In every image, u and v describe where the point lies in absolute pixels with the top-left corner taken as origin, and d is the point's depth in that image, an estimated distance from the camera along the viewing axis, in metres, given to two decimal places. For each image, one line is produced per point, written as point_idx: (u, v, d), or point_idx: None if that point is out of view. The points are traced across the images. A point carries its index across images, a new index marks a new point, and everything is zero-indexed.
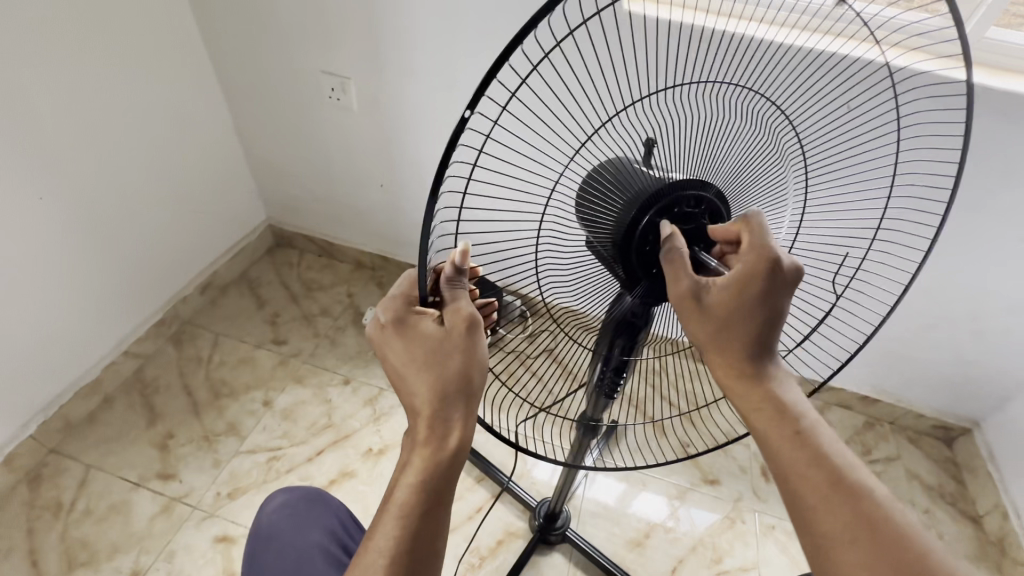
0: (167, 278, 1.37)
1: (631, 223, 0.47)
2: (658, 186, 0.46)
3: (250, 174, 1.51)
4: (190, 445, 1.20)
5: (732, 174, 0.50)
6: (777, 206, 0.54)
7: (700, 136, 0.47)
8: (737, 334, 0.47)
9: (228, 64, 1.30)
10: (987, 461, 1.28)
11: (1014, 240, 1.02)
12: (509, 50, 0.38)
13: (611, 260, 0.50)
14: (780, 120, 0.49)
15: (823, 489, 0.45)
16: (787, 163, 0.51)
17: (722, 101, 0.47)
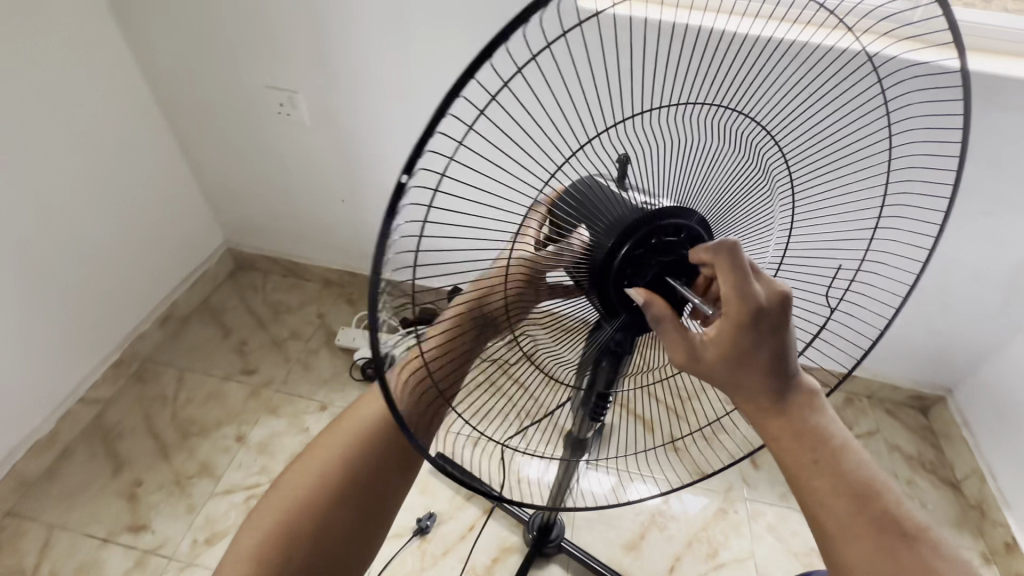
0: (121, 315, 1.29)
1: (608, 256, 0.45)
2: (635, 217, 0.45)
3: (202, 197, 1.43)
4: (160, 492, 1.14)
5: (716, 197, 0.50)
6: (763, 226, 0.54)
7: (682, 161, 0.46)
8: (752, 381, 0.43)
9: (166, 84, 1.22)
10: (962, 426, 1.31)
11: (975, 213, 1.04)
12: (451, 96, 0.33)
13: (585, 290, 0.49)
14: (764, 138, 0.49)
15: (848, 515, 0.43)
16: (771, 182, 0.51)
17: (703, 125, 0.46)
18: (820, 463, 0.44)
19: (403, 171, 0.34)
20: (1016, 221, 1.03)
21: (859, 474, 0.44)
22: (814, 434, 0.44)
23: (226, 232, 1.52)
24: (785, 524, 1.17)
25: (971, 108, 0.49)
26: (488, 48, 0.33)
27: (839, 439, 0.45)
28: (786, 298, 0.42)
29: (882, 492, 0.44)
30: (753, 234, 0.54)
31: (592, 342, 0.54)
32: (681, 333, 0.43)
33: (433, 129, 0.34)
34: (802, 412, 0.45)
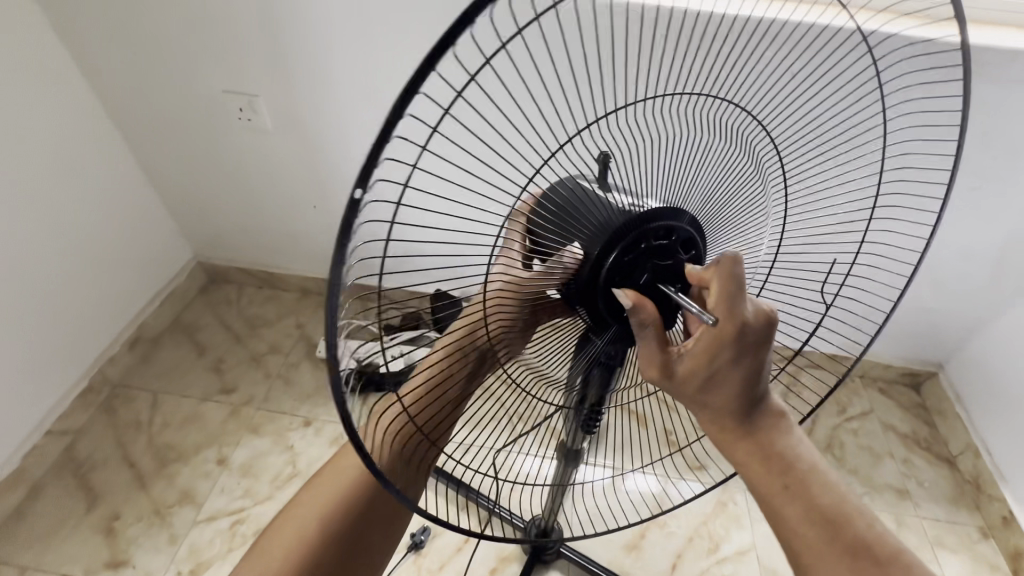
0: (86, 341, 1.23)
1: (595, 266, 0.41)
2: (624, 222, 0.41)
3: (165, 211, 1.36)
4: (140, 524, 1.09)
5: (707, 196, 0.46)
6: (756, 224, 0.51)
7: (673, 156, 0.42)
8: (722, 398, 0.40)
9: (115, 94, 1.15)
10: (954, 402, 1.31)
11: (963, 189, 1.01)
12: (405, 99, 0.29)
13: (569, 305, 0.44)
14: (757, 131, 0.45)
15: (824, 550, 0.39)
16: (764, 178, 0.48)
17: (693, 117, 0.42)
18: (792, 490, 0.40)
19: (356, 186, 0.31)
20: (1004, 195, 1.01)
21: (835, 504, 0.40)
22: (784, 459, 0.41)
23: (194, 245, 1.46)
24: None
25: (970, 87, 0.49)
26: (441, 43, 0.29)
27: (812, 464, 0.42)
28: (772, 318, 0.40)
29: (862, 523, 0.40)
30: (743, 232, 0.51)
31: (581, 352, 0.50)
32: (655, 340, 0.40)
33: (386, 138, 0.30)
34: (776, 437, 0.42)
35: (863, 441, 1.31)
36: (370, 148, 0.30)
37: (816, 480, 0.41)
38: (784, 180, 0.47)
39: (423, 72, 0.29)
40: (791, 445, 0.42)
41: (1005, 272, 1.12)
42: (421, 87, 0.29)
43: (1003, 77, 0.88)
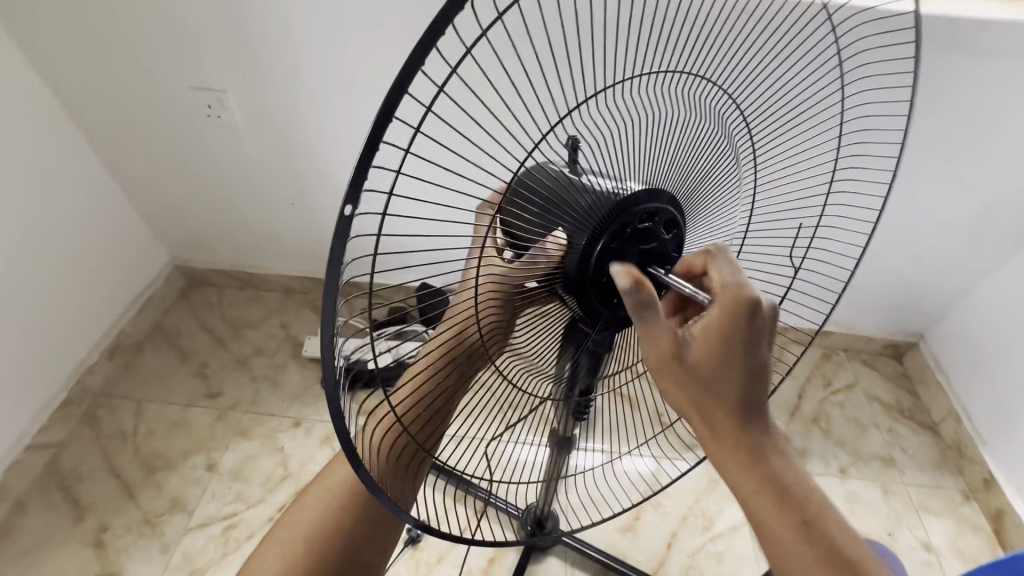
0: (62, 352, 1.19)
1: (585, 257, 0.41)
2: (611, 208, 0.40)
3: (138, 214, 1.33)
4: (130, 535, 1.07)
5: (686, 174, 0.45)
6: (731, 202, 0.51)
7: (654, 135, 0.41)
8: (731, 386, 0.39)
9: (77, 95, 1.11)
10: (936, 371, 1.34)
11: (939, 161, 1.02)
12: (387, 105, 0.28)
13: (558, 297, 0.45)
14: (727, 103, 0.45)
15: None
16: (737, 152, 0.47)
17: (671, 94, 0.41)
18: (804, 527, 0.39)
19: (345, 204, 0.29)
20: (979, 165, 1.02)
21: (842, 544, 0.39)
22: (796, 484, 0.40)
23: (170, 248, 1.42)
24: None
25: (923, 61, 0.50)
26: (427, 37, 0.27)
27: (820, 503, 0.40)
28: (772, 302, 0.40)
29: (871, 572, 0.38)
30: (719, 209, 0.51)
31: (571, 335, 0.49)
32: (668, 330, 0.39)
33: (372, 151, 0.29)
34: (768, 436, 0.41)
35: (849, 413, 1.33)
36: (357, 161, 0.29)
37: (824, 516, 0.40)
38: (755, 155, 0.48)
39: (404, 75, 0.27)
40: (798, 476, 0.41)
41: (981, 242, 1.14)
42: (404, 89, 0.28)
43: (976, 47, 0.88)
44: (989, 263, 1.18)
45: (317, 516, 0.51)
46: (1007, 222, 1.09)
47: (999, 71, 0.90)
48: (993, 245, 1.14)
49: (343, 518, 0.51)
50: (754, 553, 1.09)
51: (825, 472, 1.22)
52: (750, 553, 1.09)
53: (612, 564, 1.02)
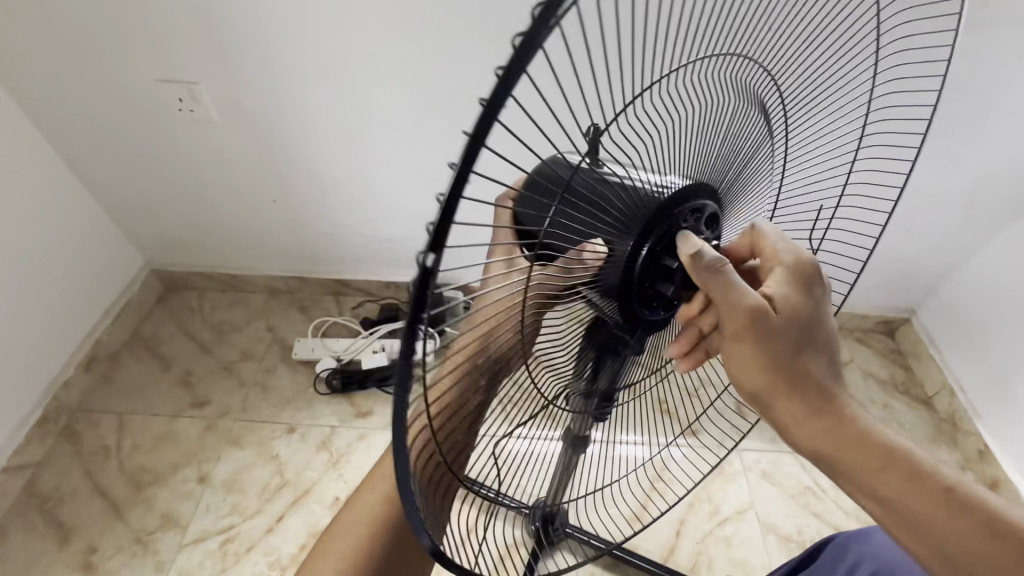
0: (35, 367, 1.12)
1: (628, 262, 0.40)
2: (654, 210, 0.39)
3: (108, 217, 1.25)
4: (121, 555, 1.02)
5: (725, 161, 0.44)
6: (761, 184, 0.50)
7: (699, 126, 0.39)
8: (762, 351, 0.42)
9: (33, 91, 1.02)
10: (927, 345, 1.35)
11: (936, 137, 1.02)
12: (476, 142, 0.24)
13: (592, 301, 0.43)
14: (767, 84, 0.43)
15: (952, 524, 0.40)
16: (771, 135, 0.46)
17: (722, 80, 0.39)
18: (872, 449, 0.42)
19: (427, 253, 0.25)
20: (973, 140, 1.02)
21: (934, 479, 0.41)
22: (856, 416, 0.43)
23: (145, 252, 1.35)
24: (778, 469, 1.19)
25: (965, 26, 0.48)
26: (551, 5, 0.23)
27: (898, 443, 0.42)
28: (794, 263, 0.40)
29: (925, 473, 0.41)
30: (750, 193, 0.50)
31: (593, 338, 0.47)
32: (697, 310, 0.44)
33: (466, 171, 0.25)
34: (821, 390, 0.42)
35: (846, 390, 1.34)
36: (443, 204, 0.24)
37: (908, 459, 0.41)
38: (790, 136, 0.47)
39: (493, 106, 0.24)
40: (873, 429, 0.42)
41: (973, 216, 1.14)
42: (495, 121, 0.24)
43: (975, 19, 0.87)
44: (980, 237, 1.18)
45: (356, 529, 0.50)
46: (999, 195, 1.10)
47: (998, 43, 0.89)
48: (984, 219, 1.15)
49: (384, 526, 0.50)
50: (761, 535, 1.10)
51: None
52: (757, 535, 1.09)
53: (626, 558, 1.02)
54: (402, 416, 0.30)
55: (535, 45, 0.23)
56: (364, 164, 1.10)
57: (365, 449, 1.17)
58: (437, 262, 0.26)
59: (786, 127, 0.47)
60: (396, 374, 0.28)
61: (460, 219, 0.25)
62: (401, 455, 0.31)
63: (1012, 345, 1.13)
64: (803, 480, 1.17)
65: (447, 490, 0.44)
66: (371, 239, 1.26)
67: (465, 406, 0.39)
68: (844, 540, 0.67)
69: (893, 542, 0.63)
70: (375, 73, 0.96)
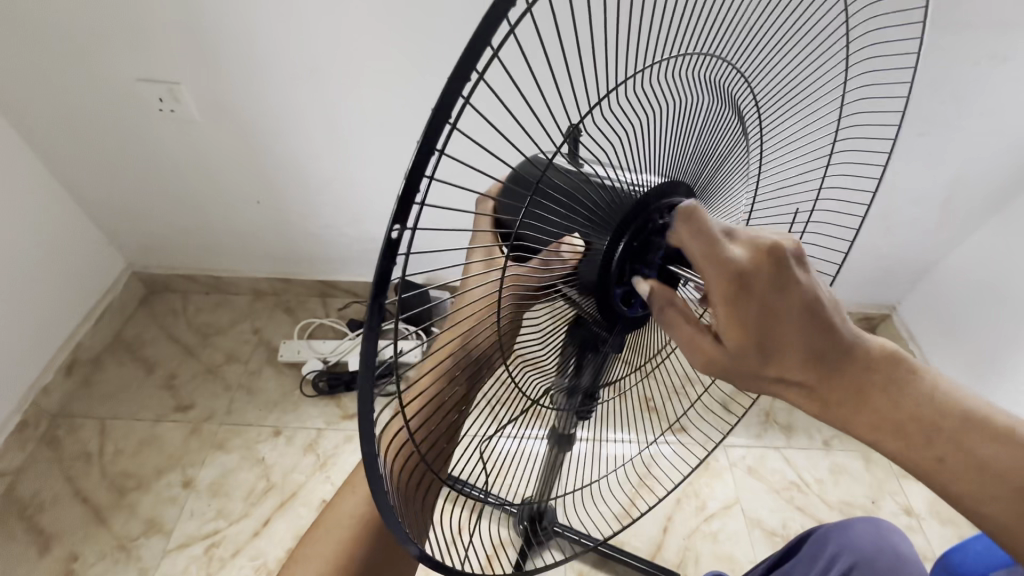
0: (14, 371, 1.10)
1: (605, 257, 0.41)
2: (632, 207, 0.39)
3: (88, 219, 1.23)
4: (103, 562, 1.01)
5: (701, 160, 0.45)
6: (736, 184, 0.51)
7: (673, 123, 0.40)
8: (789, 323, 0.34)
9: (8, 91, 1.00)
10: (907, 340, 1.37)
11: (912, 136, 1.04)
12: (440, 116, 0.24)
13: (569, 296, 0.44)
14: (741, 85, 0.44)
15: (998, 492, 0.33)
16: (745, 134, 0.47)
17: (695, 79, 0.40)
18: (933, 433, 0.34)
19: (393, 223, 0.25)
20: (948, 139, 1.04)
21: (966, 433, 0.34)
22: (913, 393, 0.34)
23: (126, 254, 1.33)
24: (763, 464, 1.20)
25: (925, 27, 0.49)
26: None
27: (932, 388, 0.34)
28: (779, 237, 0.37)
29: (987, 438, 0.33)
30: (727, 191, 0.51)
31: (576, 333, 0.47)
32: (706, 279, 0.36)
33: (425, 160, 0.25)
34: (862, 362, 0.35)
35: None
36: (407, 174, 0.24)
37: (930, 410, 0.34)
38: (762, 135, 0.48)
39: (457, 81, 0.24)
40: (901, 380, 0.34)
41: (950, 213, 1.17)
42: (460, 96, 0.24)
43: (949, 20, 0.88)
44: (957, 234, 1.21)
45: (334, 541, 0.49)
46: (974, 192, 1.12)
47: (970, 43, 0.91)
48: (961, 214, 1.17)
49: (364, 534, 0.49)
50: (747, 530, 1.11)
51: (809, 446, 1.23)
52: (743, 531, 1.11)
53: (614, 556, 1.03)
54: (372, 408, 0.29)
55: (488, 41, 0.23)
56: (348, 163, 1.10)
57: (352, 451, 1.16)
58: (392, 254, 0.26)
59: (760, 126, 0.48)
60: (361, 367, 0.28)
61: (419, 208, 0.25)
62: (371, 451, 0.31)
63: (990, 339, 1.15)
64: (788, 475, 1.19)
65: (428, 491, 0.43)
66: (358, 239, 1.26)
67: (445, 402, 0.39)
68: (826, 532, 0.68)
69: (871, 533, 0.64)
70: (358, 72, 0.95)
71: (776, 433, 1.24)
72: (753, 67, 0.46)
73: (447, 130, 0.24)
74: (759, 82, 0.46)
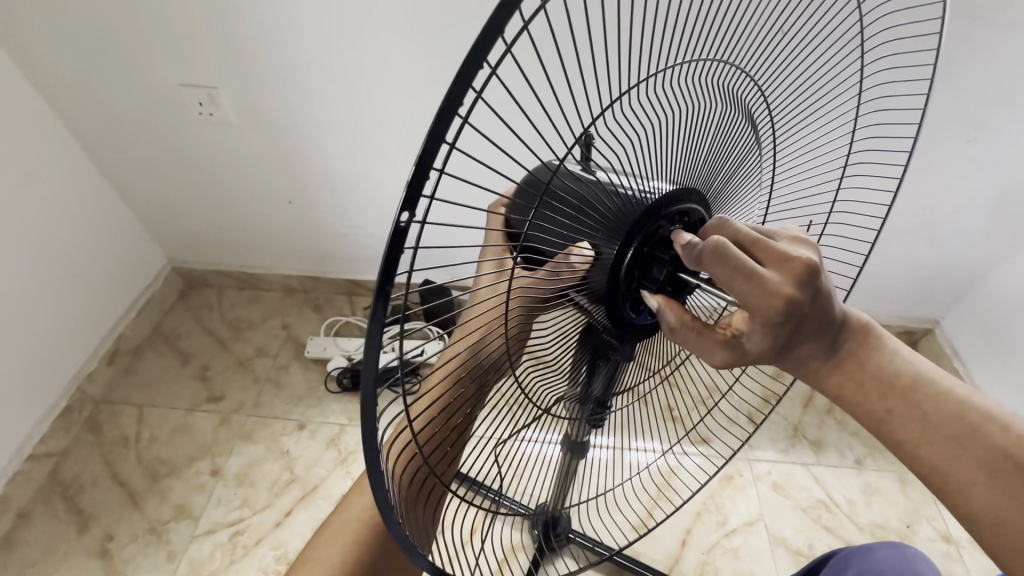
0: (62, 358, 1.17)
1: (615, 263, 0.40)
2: (641, 213, 0.39)
3: (132, 216, 1.29)
4: (136, 543, 1.06)
5: (711, 169, 0.44)
6: (748, 194, 0.50)
7: (685, 130, 0.39)
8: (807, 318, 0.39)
9: (64, 92, 1.07)
10: (951, 356, 1.30)
11: (958, 141, 0.98)
12: (448, 107, 0.24)
13: (580, 307, 0.43)
14: (753, 92, 0.43)
15: (972, 472, 0.37)
16: (759, 144, 0.46)
17: (704, 86, 0.39)
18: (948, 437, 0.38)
19: (402, 212, 0.25)
20: (1000, 146, 0.98)
21: (962, 414, 0.38)
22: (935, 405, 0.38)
23: (167, 250, 1.39)
24: (790, 481, 1.16)
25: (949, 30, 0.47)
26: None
27: (927, 374, 0.39)
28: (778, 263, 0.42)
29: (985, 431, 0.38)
30: (740, 199, 0.50)
31: (585, 344, 0.46)
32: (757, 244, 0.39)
33: (432, 154, 0.25)
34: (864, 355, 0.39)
35: None
36: (415, 167, 0.24)
37: (921, 391, 0.38)
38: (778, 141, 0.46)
39: (466, 73, 0.24)
40: (887, 359, 0.39)
41: (1000, 224, 1.10)
42: (468, 88, 0.24)
43: (997, 22, 0.84)
44: (1009, 246, 1.14)
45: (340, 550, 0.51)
46: None
47: None
48: (1013, 226, 1.10)
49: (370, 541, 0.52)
50: (769, 548, 1.07)
51: (840, 464, 1.18)
52: (766, 549, 1.07)
53: (630, 566, 1.01)
54: (375, 401, 0.29)
55: (499, 40, 0.24)
56: (376, 167, 1.12)
57: None
58: (399, 243, 0.26)
59: (775, 131, 0.46)
60: (366, 357, 0.28)
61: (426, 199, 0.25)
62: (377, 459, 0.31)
63: None
64: (816, 494, 1.14)
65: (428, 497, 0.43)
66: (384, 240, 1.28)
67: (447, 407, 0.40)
68: (847, 554, 0.65)
69: (897, 561, 0.60)
70: (388, 77, 0.97)
71: (805, 450, 1.20)
72: (766, 73, 0.44)
73: (455, 120, 0.24)
74: (772, 87, 0.45)
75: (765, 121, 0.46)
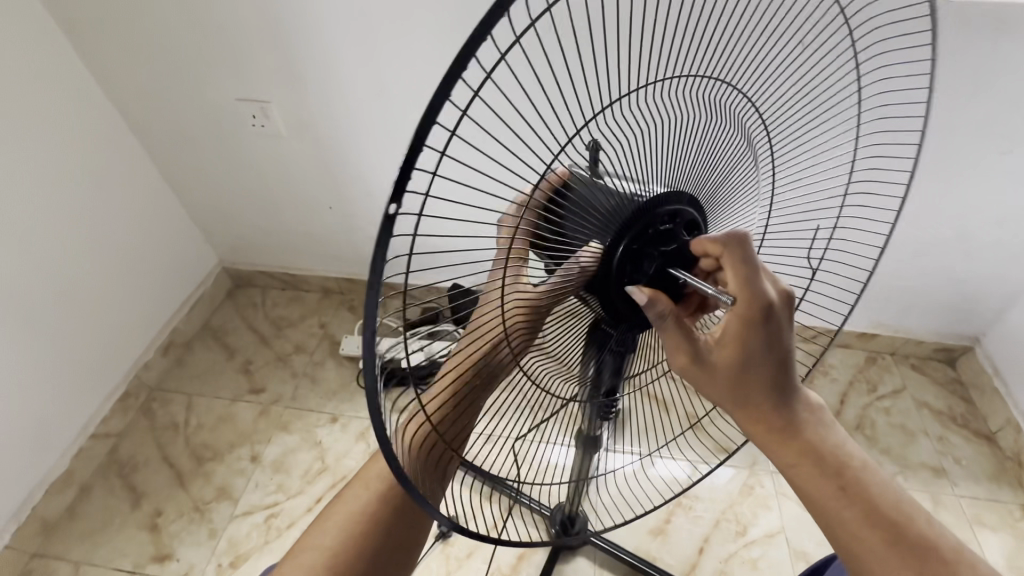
0: (125, 346, 1.29)
1: (605, 256, 0.43)
2: (633, 211, 0.43)
3: (189, 219, 1.41)
4: (181, 519, 1.14)
5: (704, 175, 0.47)
6: (747, 201, 0.53)
7: (675, 140, 0.43)
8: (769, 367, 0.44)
9: (137, 107, 1.19)
10: (992, 375, 1.25)
11: (991, 153, 0.97)
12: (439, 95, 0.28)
13: (584, 293, 0.46)
14: (744, 105, 0.46)
15: (871, 537, 0.42)
16: (753, 151, 0.49)
17: (693, 100, 0.42)
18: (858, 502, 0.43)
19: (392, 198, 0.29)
20: None
21: (887, 502, 0.43)
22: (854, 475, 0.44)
23: (218, 252, 1.50)
24: None
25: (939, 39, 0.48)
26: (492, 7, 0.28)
27: (861, 459, 0.45)
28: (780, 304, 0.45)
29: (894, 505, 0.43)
30: (737, 205, 0.53)
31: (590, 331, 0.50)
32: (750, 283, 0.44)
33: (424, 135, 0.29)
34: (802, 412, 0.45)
35: (895, 419, 1.26)
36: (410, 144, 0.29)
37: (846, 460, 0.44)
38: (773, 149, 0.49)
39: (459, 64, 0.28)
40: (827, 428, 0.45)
41: None
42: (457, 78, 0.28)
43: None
44: None
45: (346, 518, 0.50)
46: None
47: None
48: None
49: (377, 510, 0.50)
50: (790, 561, 1.06)
51: None
52: (787, 561, 1.06)
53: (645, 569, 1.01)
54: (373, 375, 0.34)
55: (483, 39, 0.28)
56: None
57: None
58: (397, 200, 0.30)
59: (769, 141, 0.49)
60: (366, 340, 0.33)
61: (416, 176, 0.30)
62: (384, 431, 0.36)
63: None
64: None
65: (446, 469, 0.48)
66: None
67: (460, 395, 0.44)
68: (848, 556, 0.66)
69: None
70: (423, 92, 1.04)
71: None
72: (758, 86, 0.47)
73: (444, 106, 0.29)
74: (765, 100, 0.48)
75: (758, 130, 0.49)
